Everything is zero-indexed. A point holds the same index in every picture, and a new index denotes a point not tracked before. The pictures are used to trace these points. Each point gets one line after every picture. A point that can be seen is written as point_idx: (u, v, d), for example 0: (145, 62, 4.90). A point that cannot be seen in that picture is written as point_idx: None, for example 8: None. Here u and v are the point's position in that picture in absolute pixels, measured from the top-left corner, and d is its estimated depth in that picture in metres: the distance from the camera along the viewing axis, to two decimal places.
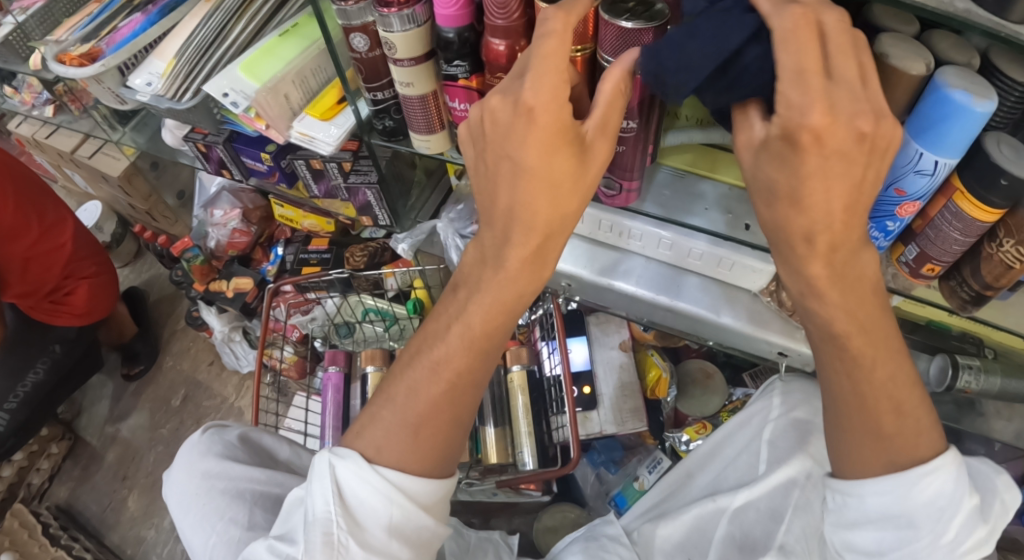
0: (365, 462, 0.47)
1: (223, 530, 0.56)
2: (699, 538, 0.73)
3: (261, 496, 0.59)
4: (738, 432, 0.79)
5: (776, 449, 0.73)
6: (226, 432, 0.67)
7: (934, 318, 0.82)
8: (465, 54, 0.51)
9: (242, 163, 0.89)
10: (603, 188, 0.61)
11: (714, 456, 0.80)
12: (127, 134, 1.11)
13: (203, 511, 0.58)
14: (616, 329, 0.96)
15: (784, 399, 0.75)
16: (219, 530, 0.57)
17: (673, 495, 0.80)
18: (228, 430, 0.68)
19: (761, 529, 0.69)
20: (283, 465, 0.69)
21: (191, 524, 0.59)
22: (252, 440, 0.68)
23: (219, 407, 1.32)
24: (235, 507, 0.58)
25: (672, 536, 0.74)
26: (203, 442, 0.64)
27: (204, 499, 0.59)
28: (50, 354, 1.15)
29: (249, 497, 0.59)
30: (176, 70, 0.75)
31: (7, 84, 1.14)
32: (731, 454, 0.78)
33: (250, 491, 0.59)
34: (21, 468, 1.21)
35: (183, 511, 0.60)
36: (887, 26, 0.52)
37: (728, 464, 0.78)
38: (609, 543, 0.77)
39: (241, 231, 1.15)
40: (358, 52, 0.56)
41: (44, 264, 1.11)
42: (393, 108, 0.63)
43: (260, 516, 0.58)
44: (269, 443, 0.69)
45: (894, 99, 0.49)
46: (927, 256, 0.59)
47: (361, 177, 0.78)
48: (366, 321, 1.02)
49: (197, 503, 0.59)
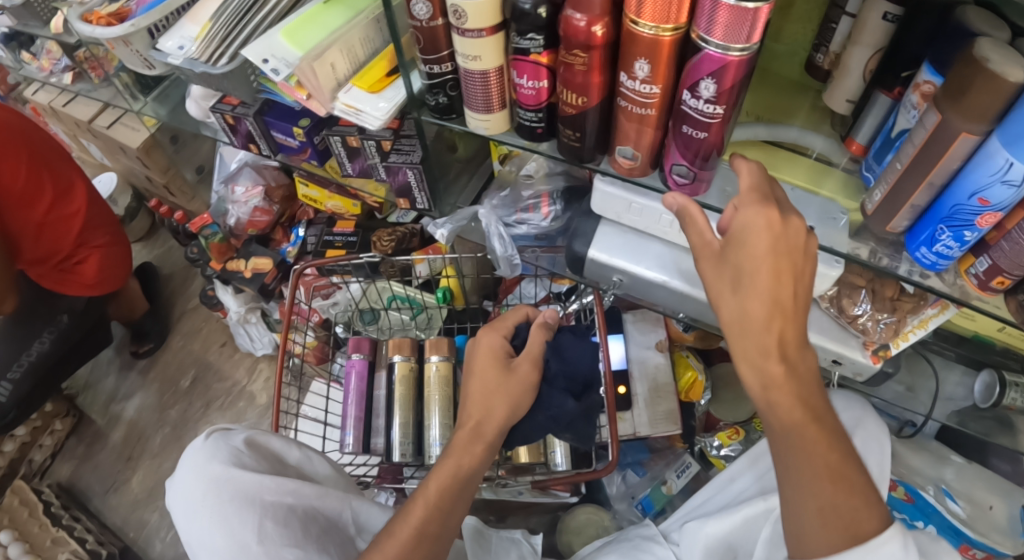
0: None
1: (235, 542, 0.53)
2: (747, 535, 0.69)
3: (272, 505, 0.56)
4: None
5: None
6: (231, 436, 0.63)
7: (980, 332, 0.79)
8: (541, 28, 0.47)
9: (272, 137, 0.86)
10: (674, 177, 0.55)
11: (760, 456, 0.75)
12: (149, 104, 1.06)
13: (208, 523, 0.54)
14: (653, 328, 0.91)
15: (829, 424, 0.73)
16: (230, 542, 0.53)
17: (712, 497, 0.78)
18: (233, 433, 0.64)
19: None
20: (293, 469, 0.66)
21: (198, 535, 0.55)
22: (260, 444, 0.65)
23: (230, 391, 1.28)
24: (244, 515, 0.54)
25: (719, 532, 0.70)
26: (208, 447, 0.60)
27: (210, 510, 0.55)
28: (57, 325, 1.10)
29: (260, 506, 0.56)
30: (210, 33, 0.72)
31: (25, 50, 1.10)
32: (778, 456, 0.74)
33: (260, 500, 0.56)
34: (23, 444, 1.18)
35: (187, 520, 0.56)
36: (979, 31, 0.48)
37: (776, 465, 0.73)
38: (643, 543, 0.77)
39: (263, 210, 1.11)
40: (418, 20, 0.52)
41: (57, 232, 1.08)
42: (449, 83, 0.59)
43: (271, 527, 0.55)
44: (278, 447, 0.66)
45: (985, 104, 0.45)
46: (997, 269, 0.55)
47: (402, 156, 0.74)
48: (392, 308, 0.97)
49: (204, 512, 0.55)
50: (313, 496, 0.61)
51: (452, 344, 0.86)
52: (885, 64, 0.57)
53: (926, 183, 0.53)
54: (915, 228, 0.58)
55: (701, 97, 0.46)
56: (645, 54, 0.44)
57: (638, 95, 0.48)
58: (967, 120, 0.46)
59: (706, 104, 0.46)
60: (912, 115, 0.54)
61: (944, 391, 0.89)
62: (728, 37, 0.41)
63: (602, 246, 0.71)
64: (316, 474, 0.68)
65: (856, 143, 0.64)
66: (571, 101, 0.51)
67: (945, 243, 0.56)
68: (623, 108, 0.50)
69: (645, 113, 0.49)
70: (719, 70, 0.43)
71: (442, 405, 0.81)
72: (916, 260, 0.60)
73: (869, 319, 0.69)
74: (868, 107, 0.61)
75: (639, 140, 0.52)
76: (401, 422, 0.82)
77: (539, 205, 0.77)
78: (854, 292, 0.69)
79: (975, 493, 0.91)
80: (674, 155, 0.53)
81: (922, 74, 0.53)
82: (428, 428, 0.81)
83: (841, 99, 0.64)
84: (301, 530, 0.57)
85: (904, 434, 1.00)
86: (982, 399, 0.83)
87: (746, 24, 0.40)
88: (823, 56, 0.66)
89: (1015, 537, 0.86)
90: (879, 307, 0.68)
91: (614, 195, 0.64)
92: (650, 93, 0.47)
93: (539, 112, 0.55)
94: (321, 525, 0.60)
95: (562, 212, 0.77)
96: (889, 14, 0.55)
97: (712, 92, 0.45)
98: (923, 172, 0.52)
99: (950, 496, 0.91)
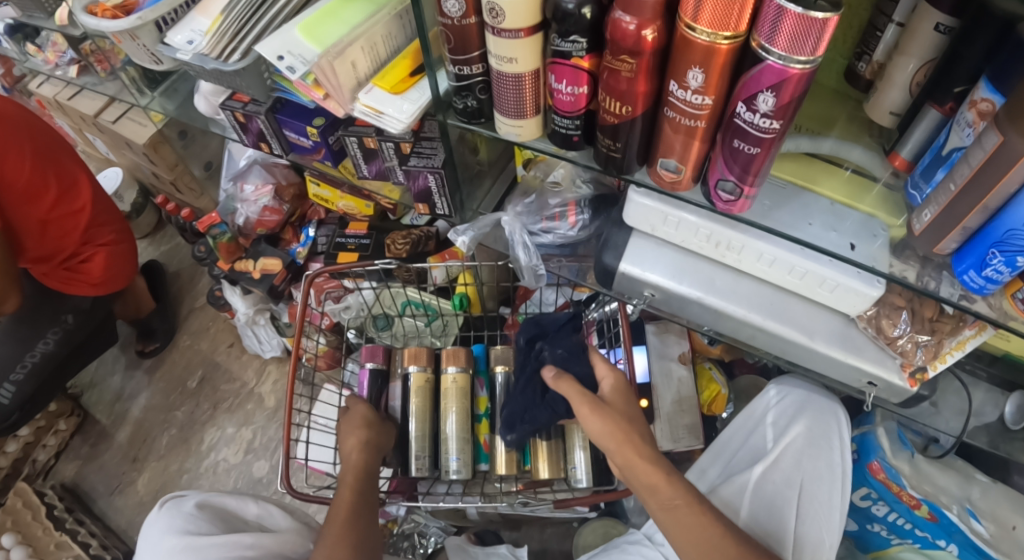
0: None
1: None
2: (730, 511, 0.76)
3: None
4: (743, 424, 0.89)
5: (778, 427, 0.83)
6: (183, 503, 0.69)
7: (1014, 352, 0.76)
8: (584, 30, 0.44)
9: (285, 136, 0.83)
10: (719, 193, 0.52)
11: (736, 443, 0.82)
12: (156, 99, 1.03)
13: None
14: (676, 340, 0.89)
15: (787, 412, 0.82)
16: None
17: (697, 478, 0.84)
18: (186, 500, 0.70)
19: None
20: (253, 524, 0.72)
21: None
22: (212, 504, 0.70)
23: (238, 392, 1.25)
24: None
25: None
26: (162, 518, 0.66)
27: None
28: (62, 325, 1.08)
29: None
30: (222, 27, 0.69)
31: (30, 42, 1.07)
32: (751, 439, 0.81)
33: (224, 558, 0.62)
34: (27, 444, 1.16)
35: None
36: None
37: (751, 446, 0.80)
38: (630, 547, 0.81)
39: (273, 209, 1.08)
40: (450, 17, 0.49)
41: (62, 229, 1.05)
42: (478, 86, 0.55)
43: None
44: (234, 505, 0.72)
45: None
46: None
47: (424, 160, 0.71)
48: (406, 314, 0.95)
49: None
50: (274, 544, 0.67)
51: (470, 354, 0.83)
52: (939, 76, 0.54)
53: (983, 205, 0.48)
54: (964, 249, 0.54)
55: (757, 110, 0.42)
56: (699, 62, 0.41)
57: (687, 106, 0.45)
58: None
59: (762, 118, 0.43)
60: (966, 134, 0.50)
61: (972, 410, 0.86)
62: (791, 47, 0.38)
63: (633, 259, 0.69)
64: (276, 526, 0.72)
65: (899, 157, 0.60)
66: (612, 109, 0.48)
67: (996, 268, 0.52)
68: (669, 119, 0.47)
69: (693, 125, 0.46)
70: (780, 83, 0.40)
71: (460, 414, 0.80)
72: (963, 282, 0.56)
73: (908, 341, 0.65)
74: (915, 121, 0.57)
75: (684, 153, 0.49)
76: (418, 434, 0.79)
77: (565, 214, 0.74)
78: (894, 313, 0.65)
79: (1000, 514, 0.89)
80: (720, 168, 0.49)
81: (979, 90, 0.50)
82: (445, 440, 0.79)
83: (885, 110, 0.61)
84: None
85: (931, 453, 0.97)
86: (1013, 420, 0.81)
87: (812, 35, 0.37)
88: (865, 65, 0.63)
89: None
90: (918, 328, 0.64)
91: (649, 207, 0.63)
92: (701, 104, 0.44)
93: (576, 119, 0.52)
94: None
95: (590, 221, 0.75)
96: (942, 25, 0.52)
97: (770, 105, 0.41)
98: (980, 194, 0.48)
99: (974, 516, 0.88)
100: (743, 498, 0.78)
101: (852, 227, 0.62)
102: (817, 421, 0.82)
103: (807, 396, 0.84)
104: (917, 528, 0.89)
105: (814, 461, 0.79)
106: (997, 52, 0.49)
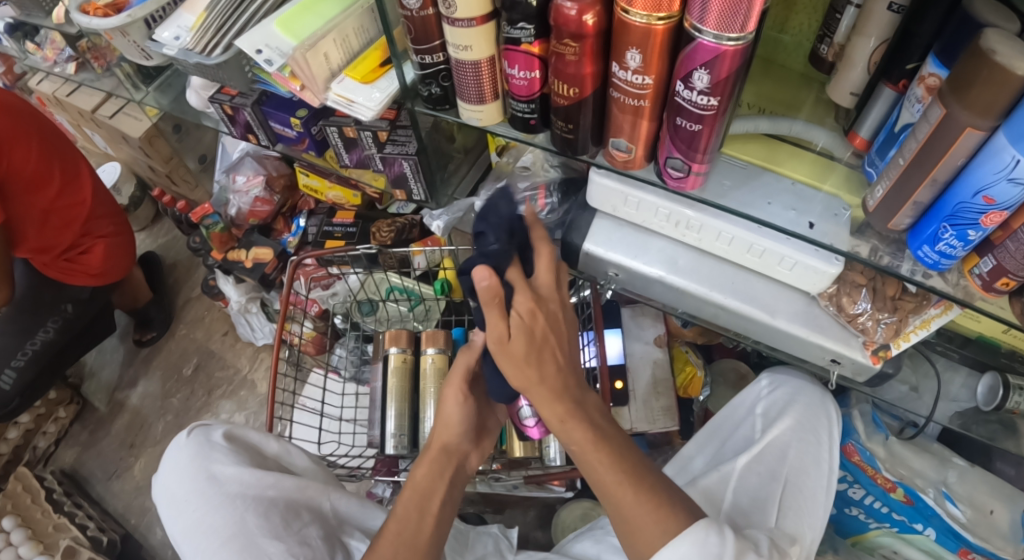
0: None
1: (216, 534, 0.59)
2: (707, 509, 0.77)
3: (253, 499, 0.63)
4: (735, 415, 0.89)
5: (767, 419, 0.82)
6: (212, 432, 0.70)
7: (985, 333, 0.77)
8: (531, 17, 0.46)
9: (270, 127, 0.85)
10: (669, 170, 0.54)
11: (711, 440, 0.86)
12: (150, 94, 1.06)
13: (194, 516, 0.61)
14: (651, 324, 0.92)
15: (769, 407, 0.83)
16: (211, 534, 0.60)
17: (675, 476, 0.86)
18: (212, 429, 0.71)
19: (764, 489, 0.75)
20: (273, 461, 0.72)
21: (186, 524, 0.61)
22: (238, 437, 0.72)
23: (231, 379, 1.29)
24: (227, 511, 0.61)
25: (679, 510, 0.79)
26: (191, 444, 0.67)
27: (195, 504, 0.62)
28: (62, 314, 1.11)
29: (241, 501, 0.62)
30: (206, 24, 0.72)
31: (29, 40, 1.11)
32: (728, 433, 0.86)
33: (243, 496, 0.63)
34: (29, 431, 1.21)
35: (175, 511, 0.63)
36: (989, 22, 0.46)
37: (725, 441, 0.84)
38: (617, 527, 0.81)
39: (263, 200, 1.11)
40: (409, 9, 0.51)
41: (64, 219, 1.09)
42: (441, 74, 0.58)
43: (250, 521, 0.61)
44: (257, 439, 0.73)
45: (995, 98, 0.42)
46: (1002, 270, 0.51)
47: (398, 147, 0.73)
48: (390, 300, 0.97)
49: (188, 505, 0.62)
50: (294, 490, 0.67)
51: (449, 337, 0.86)
52: (891, 57, 0.55)
53: (930, 179, 0.50)
54: (918, 225, 0.55)
55: (694, 88, 0.44)
56: (637, 44, 0.43)
57: (631, 86, 0.47)
58: (973, 113, 0.43)
59: (699, 96, 0.45)
60: (917, 109, 0.52)
61: (945, 392, 0.87)
62: (722, 26, 0.40)
63: (598, 240, 0.72)
64: (295, 466, 0.74)
65: (858, 136, 0.62)
66: (563, 92, 0.50)
67: (948, 243, 0.53)
68: (616, 100, 0.49)
69: (639, 105, 0.48)
70: (713, 61, 0.42)
71: (437, 397, 0.82)
72: (918, 258, 0.57)
73: (869, 319, 0.66)
74: (872, 100, 0.59)
75: (633, 133, 0.52)
76: (395, 414, 0.81)
77: (536, 197, 0.77)
78: (855, 291, 0.66)
79: (976, 497, 0.89)
80: (668, 147, 0.52)
81: (927, 67, 0.51)
82: (423, 420, 0.82)
83: (845, 91, 0.62)
84: (282, 523, 0.63)
85: (906, 435, 0.97)
86: (986, 403, 0.81)
87: (740, 12, 0.39)
88: (827, 47, 0.64)
89: (1016, 543, 0.85)
90: (880, 306, 0.65)
91: (609, 187, 0.66)
92: (643, 84, 0.46)
93: (531, 103, 0.54)
94: (306, 516, 0.66)
95: (559, 205, 0.77)
96: (895, 4, 0.53)
97: (706, 83, 0.44)
98: (926, 168, 0.49)
99: (950, 499, 0.89)
100: (725, 486, 0.77)
101: (814, 209, 0.63)
102: (807, 415, 0.81)
103: (800, 388, 0.84)
104: (895, 511, 0.91)
105: (801, 455, 0.78)
106: (943, 30, 0.50)
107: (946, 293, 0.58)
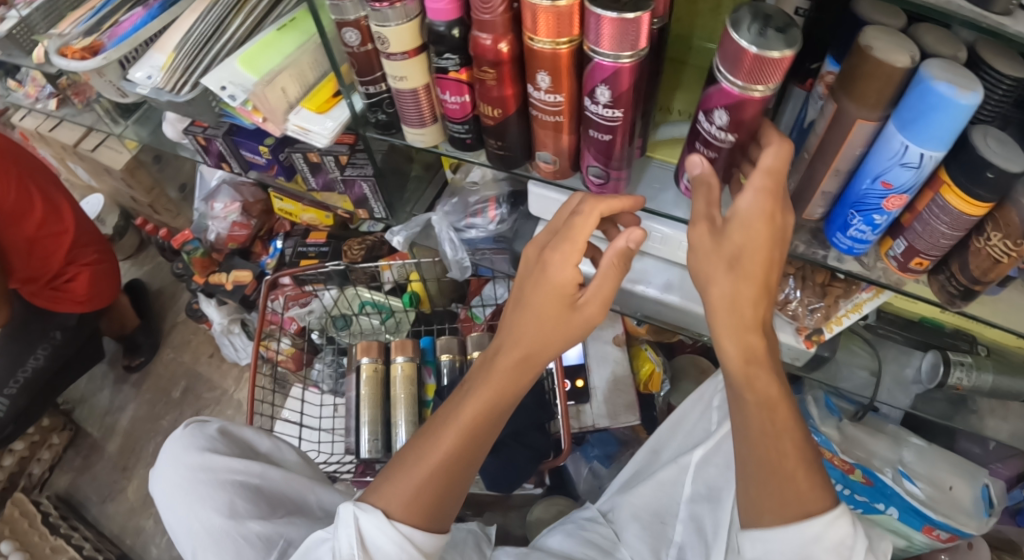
0: (386, 518, 0.49)
1: (207, 517, 0.63)
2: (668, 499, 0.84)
3: (241, 486, 0.67)
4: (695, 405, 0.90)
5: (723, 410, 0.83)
6: (207, 427, 0.74)
7: (926, 314, 0.81)
8: (455, 48, 0.52)
9: (241, 156, 0.91)
10: (591, 177, 0.59)
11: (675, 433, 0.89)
12: (130, 126, 1.11)
13: (188, 500, 0.65)
14: (610, 324, 0.96)
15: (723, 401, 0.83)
16: (203, 518, 0.63)
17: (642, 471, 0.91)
18: (208, 424, 0.75)
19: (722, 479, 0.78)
20: (264, 457, 0.76)
21: (181, 510, 0.65)
22: (232, 433, 0.75)
23: (219, 399, 1.33)
24: (216, 496, 0.65)
25: (643, 502, 0.85)
26: (186, 436, 0.71)
27: (189, 489, 0.65)
28: (50, 340, 1.16)
29: (230, 486, 0.66)
30: (175, 63, 0.78)
31: (11, 78, 1.16)
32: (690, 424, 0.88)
33: (232, 482, 0.67)
34: (23, 458, 1.23)
35: (172, 499, 0.66)
36: (871, 19, 0.50)
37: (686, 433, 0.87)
38: (587, 522, 0.87)
39: (241, 224, 1.16)
40: (351, 46, 0.56)
41: (47, 249, 1.13)
42: (386, 101, 0.63)
43: (240, 505, 0.65)
44: (250, 437, 0.77)
45: (877, 91, 0.45)
46: (914, 251, 0.55)
47: (358, 169, 0.79)
48: (363, 314, 1.03)
49: (183, 492, 0.66)
50: (279, 481, 0.71)
51: (417, 345, 0.90)
52: (799, 59, 0.60)
53: (833, 169, 0.54)
54: (831, 213, 0.60)
55: (600, 102, 0.50)
56: (547, 67, 0.48)
57: (547, 105, 0.52)
58: (861, 105, 0.47)
59: (605, 109, 0.50)
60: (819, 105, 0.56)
61: (896, 374, 0.91)
62: (615, 46, 0.44)
63: None
64: (284, 461, 0.78)
65: None
66: (490, 113, 0.55)
67: (858, 227, 0.57)
68: (536, 117, 0.55)
69: (557, 120, 0.54)
70: (612, 76, 0.47)
71: (407, 403, 0.86)
72: (836, 244, 0.62)
73: (798, 305, 0.72)
74: (785, 100, 0.64)
75: (557, 146, 0.57)
76: (369, 422, 0.86)
77: (486, 209, 0.82)
78: (784, 280, 0.72)
79: (936, 474, 0.94)
80: (589, 157, 0.57)
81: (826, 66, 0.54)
82: (395, 427, 0.86)
83: None
84: (268, 508, 0.67)
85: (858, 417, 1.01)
86: (931, 380, 0.83)
87: (630, 32, 0.43)
88: None
89: (977, 516, 0.89)
90: (810, 292, 0.71)
91: (547, 196, 0.71)
92: (557, 101, 0.51)
93: (466, 124, 0.60)
94: (284, 509, 0.69)
95: (508, 215, 0.82)
96: None
97: (609, 97, 0.49)
98: (830, 158, 0.53)
99: (909, 477, 0.93)
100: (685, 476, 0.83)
101: None
102: None
103: None
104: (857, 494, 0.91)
105: None
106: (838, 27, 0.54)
107: (871, 278, 0.62)
